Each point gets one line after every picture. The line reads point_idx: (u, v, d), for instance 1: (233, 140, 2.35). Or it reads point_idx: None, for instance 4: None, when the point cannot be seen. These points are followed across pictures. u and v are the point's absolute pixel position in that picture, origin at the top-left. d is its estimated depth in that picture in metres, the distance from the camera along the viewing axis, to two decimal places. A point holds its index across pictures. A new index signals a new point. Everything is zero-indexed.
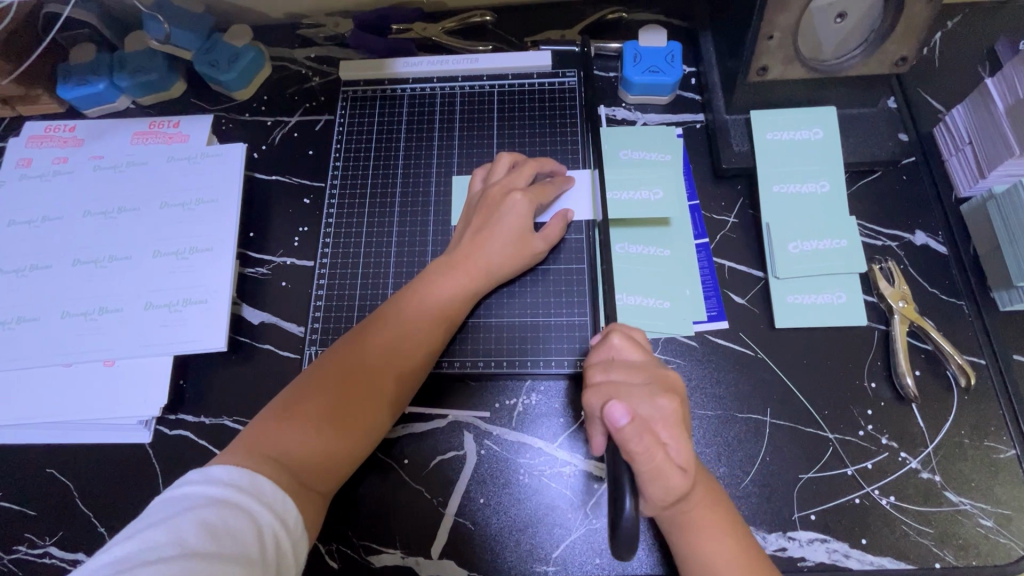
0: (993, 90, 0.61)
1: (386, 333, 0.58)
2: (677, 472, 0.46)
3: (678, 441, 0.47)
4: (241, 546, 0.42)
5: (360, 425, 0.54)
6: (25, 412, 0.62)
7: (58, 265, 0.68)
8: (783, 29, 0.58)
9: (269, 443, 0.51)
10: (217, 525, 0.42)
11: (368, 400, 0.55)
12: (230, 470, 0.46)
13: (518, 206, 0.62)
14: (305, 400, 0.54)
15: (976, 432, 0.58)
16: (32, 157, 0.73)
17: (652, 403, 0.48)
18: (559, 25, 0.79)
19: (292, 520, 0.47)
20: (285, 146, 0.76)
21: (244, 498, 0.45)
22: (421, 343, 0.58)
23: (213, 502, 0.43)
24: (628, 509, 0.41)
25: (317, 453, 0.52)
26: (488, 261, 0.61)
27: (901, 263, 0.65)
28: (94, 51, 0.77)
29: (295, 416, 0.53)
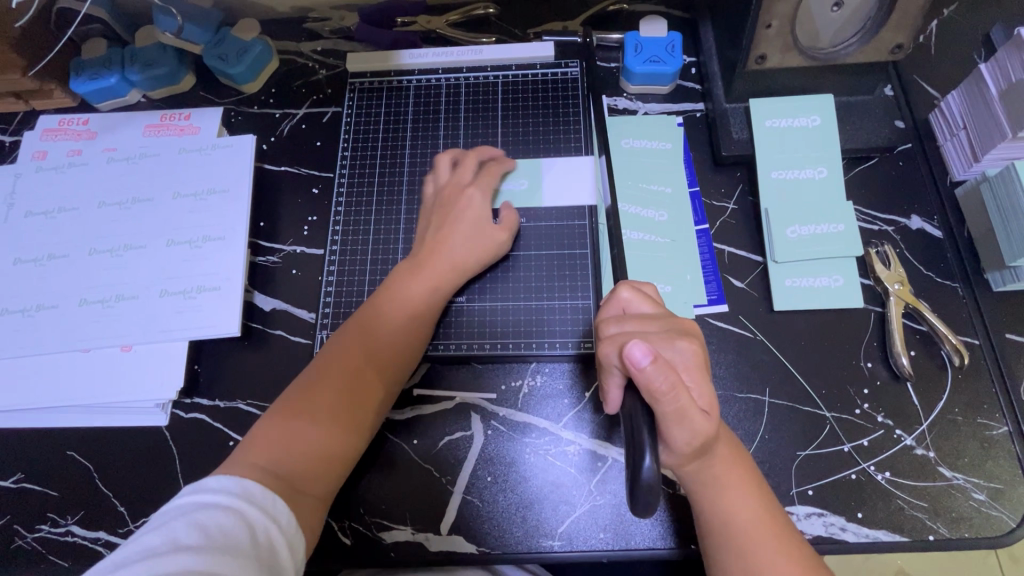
0: (987, 76, 0.63)
1: (358, 338, 0.59)
2: (703, 414, 0.48)
3: (701, 385, 0.50)
4: (236, 542, 0.43)
5: (347, 429, 0.56)
6: (45, 396, 0.64)
7: (74, 254, 0.69)
8: (781, 17, 0.60)
9: (258, 458, 0.52)
10: (211, 523, 0.44)
11: (348, 403, 0.56)
12: (219, 479, 0.48)
13: (473, 202, 0.64)
14: (285, 413, 0.55)
15: (969, 410, 0.60)
16: (46, 150, 0.75)
17: (673, 347, 0.50)
18: (561, 16, 0.80)
19: (285, 520, 0.48)
20: (293, 138, 0.77)
21: (231, 499, 0.46)
22: (393, 343, 0.59)
23: (203, 505, 0.45)
24: (647, 463, 0.42)
25: (307, 460, 0.53)
26: (451, 258, 0.62)
27: (897, 246, 0.66)
28: (105, 46, 0.79)
29: (279, 428, 0.54)
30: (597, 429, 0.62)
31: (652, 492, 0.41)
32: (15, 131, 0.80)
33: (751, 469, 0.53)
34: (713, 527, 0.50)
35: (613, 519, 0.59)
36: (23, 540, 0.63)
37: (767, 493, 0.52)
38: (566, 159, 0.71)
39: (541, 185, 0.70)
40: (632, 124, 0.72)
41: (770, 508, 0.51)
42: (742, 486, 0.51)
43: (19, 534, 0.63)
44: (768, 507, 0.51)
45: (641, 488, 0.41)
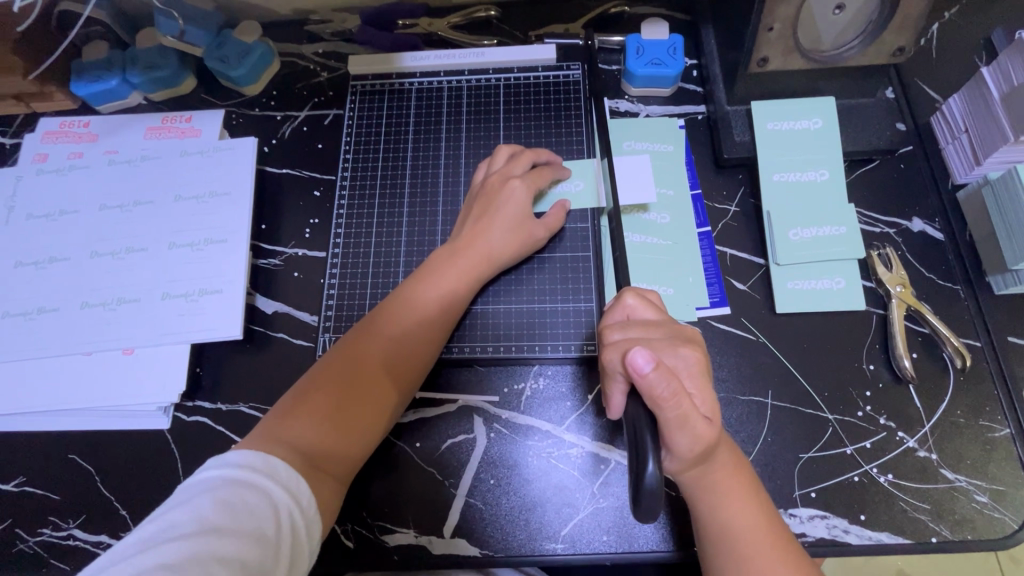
0: (988, 79, 0.63)
1: (393, 322, 0.59)
2: (705, 421, 0.48)
3: (702, 391, 0.50)
4: (257, 524, 0.43)
5: (372, 413, 0.56)
6: (46, 400, 0.64)
7: (76, 257, 0.69)
8: (783, 20, 0.60)
9: (287, 432, 0.52)
10: (234, 503, 0.44)
11: (378, 386, 0.57)
12: (246, 453, 0.48)
13: (517, 194, 0.64)
14: (317, 389, 0.55)
15: (971, 412, 0.60)
16: (48, 152, 0.75)
17: (675, 354, 0.50)
18: (563, 19, 0.80)
19: (306, 500, 0.49)
20: (295, 140, 0.77)
21: (254, 476, 0.46)
22: (427, 330, 0.60)
23: (227, 483, 0.45)
24: (651, 469, 0.42)
25: (334, 440, 0.54)
26: (488, 249, 0.63)
27: (899, 249, 0.66)
28: (106, 48, 0.79)
29: (310, 404, 0.55)
30: (601, 432, 0.62)
31: (655, 498, 0.41)
32: (15, 133, 0.80)
33: (749, 476, 0.53)
34: (712, 533, 0.50)
35: (615, 522, 0.59)
36: (24, 543, 0.62)
37: (764, 500, 0.52)
38: (569, 162, 0.71)
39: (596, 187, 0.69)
40: (634, 126, 0.72)
41: (768, 515, 0.51)
42: (742, 495, 0.51)
43: (20, 538, 0.63)
44: (766, 515, 0.51)
45: (645, 496, 0.41)
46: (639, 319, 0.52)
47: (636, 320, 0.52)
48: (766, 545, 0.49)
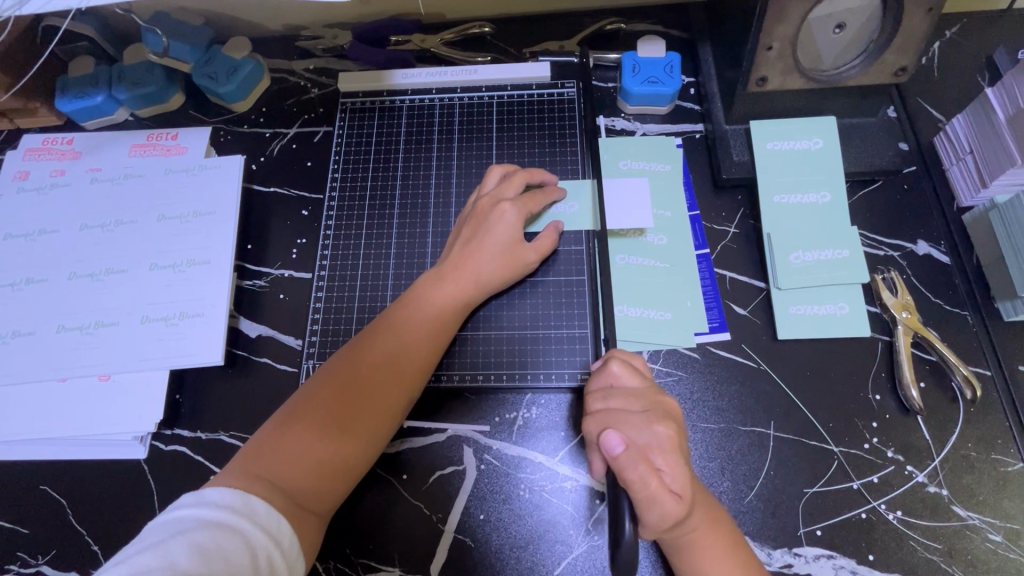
0: (993, 99, 0.61)
1: (379, 350, 0.57)
2: (674, 498, 0.47)
3: (675, 468, 0.49)
4: (234, 569, 0.42)
5: (356, 444, 0.54)
6: (17, 428, 0.62)
7: (54, 278, 0.67)
8: (782, 39, 0.59)
9: (265, 464, 0.50)
10: (211, 546, 0.42)
11: (361, 417, 0.54)
12: (228, 494, 0.46)
13: (508, 216, 0.62)
14: (298, 418, 0.53)
15: (982, 445, 0.57)
16: (29, 170, 0.73)
17: (649, 430, 0.51)
18: (557, 36, 0.79)
19: (286, 543, 0.47)
20: (283, 158, 0.76)
21: (233, 518, 0.45)
22: (416, 358, 0.58)
23: (205, 524, 0.44)
24: (628, 533, 0.43)
25: (314, 473, 0.52)
26: (477, 273, 0.61)
27: (904, 272, 0.64)
28: (92, 64, 0.77)
29: (290, 434, 0.52)
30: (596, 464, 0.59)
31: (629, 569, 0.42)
32: None
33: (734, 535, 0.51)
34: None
35: None
36: None
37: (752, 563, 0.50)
38: (563, 182, 0.69)
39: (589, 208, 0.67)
40: (629, 145, 0.70)
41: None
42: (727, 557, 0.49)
43: None
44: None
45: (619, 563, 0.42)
46: (620, 390, 0.54)
47: (617, 391, 0.54)
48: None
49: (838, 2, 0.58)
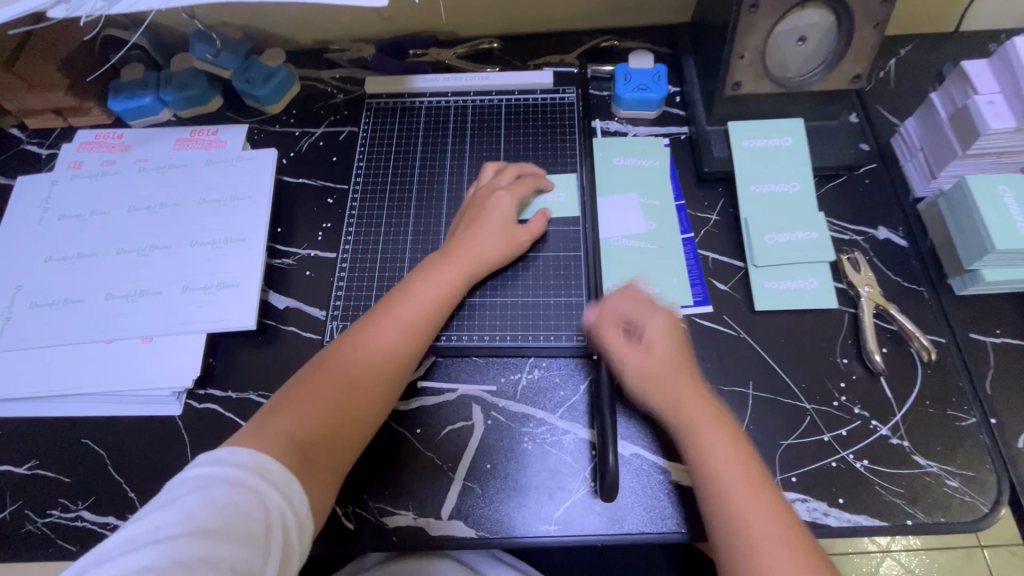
0: (937, 103, 0.70)
1: (386, 321, 0.63)
2: (643, 355, 0.60)
3: (651, 334, 0.61)
4: (247, 525, 0.46)
5: (366, 405, 0.59)
6: (65, 382, 0.68)
7: (103, 253, 0.74)
8: (752, 49, 0.68)
9: (283, 423, 0.55)
10: (223, 504, 0.46)
11: (370, 381, 0.60)
12: (241, 453, 0.50)
13: (503, 203, 0.70)
14: (312, 382, 0.58)
15: (939, 402, 0.64)
16: (83, 160, 0.82)
17: (629, 311, 0.63)
18: (558, 51, 0.89)
19: (298, 501, 0.51)
20: (311, 153, 0.84)
21: (246, 477, 0.49)
22: (420, 329, 0.64)
23: (220, 484, 0.47)
24: (612, 462, 0.58)
25: (327, 432, 0.56)
26: (476, 254, 0.68)
27: (867, 254, 0.72)
28: (142, 70, 0.86)
29: (306, 396, 0.57)
30: (592, 419, 0.65)
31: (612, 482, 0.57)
32: (53, 145, 0.87)
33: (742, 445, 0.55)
34: (709, 500, 0.52)
35: (607, 505, 0.61)
36: (33, 524, 0.64)
37: (762, 471, 0.54)
38: (552, 175, 0.78)
39: (586, 195, 0.75)
40: (619, 145, 0.79)
41: (763, 482, 0.52)
42: (738, 460, 0.53)
43: (29, 519, 0.64)
44: (762, 482, 0.52)
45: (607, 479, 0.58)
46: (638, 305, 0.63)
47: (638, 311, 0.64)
48: (753, 481, 0.52)
49: (799, 19, 0.67)
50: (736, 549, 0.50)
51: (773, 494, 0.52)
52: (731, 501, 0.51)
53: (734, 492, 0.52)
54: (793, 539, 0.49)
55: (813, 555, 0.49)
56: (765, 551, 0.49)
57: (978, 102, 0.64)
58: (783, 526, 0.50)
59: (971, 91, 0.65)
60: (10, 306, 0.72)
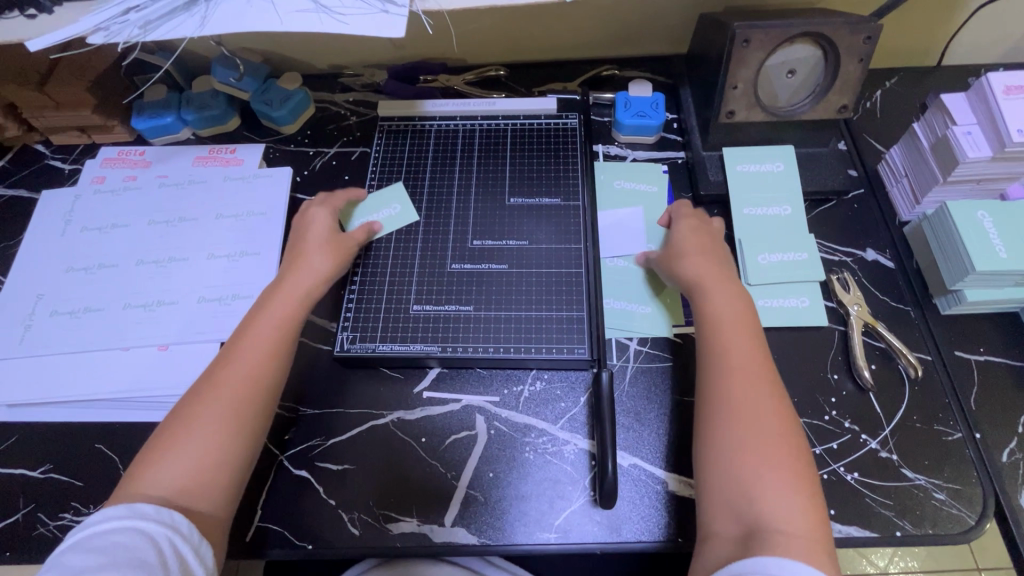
0: (919, 132, 0.74)
1: (241, 348, 0.62)
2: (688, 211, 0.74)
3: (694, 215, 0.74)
4: (132, 558, 0.46)
5: (237, 430, 0.57)
6: (82, 388, 0.70)
7: (122, 264, 0.78)
8: (744, 80, 0.73)
9: (140, 476, 0.53)
10: (104, 547, 0.46)
11: (231, 407, 0.57)
12: (110, 509, 0.49)
13: (318, 219, 0.74)
14: (175, 427, 0.56)
15: (926, 418, 0.66)
16: (105, 176, 0.85)
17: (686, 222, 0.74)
18: (562, 79, 0.94)
19: (185, 527, 0.50)
20: (325, 172, 0.88)
21: (124, 519, 0.48)
22: (278, 346, 0.63)
23: (98, 533, 0.47)
24: (611, 470, 0.60)
25: (194, 471, 0.54)
26: (312, 271, 0.69)
27: (856, 274, 0.75)
28: (165, 90, 0.90)
29: (164, 444, 0.55)
30: (592, 430, 0.67)
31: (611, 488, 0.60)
32: (76, 160, 0.91)
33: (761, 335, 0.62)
34: (714, 355, 0.60)
35: (606, 513, 0.63)
36: (44, 528, 0.65)
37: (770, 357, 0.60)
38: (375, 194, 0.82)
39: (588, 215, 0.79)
40: (617, 170, 0.83)
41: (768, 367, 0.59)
42: (751, 342, 0.60)
43: (41, 522, 0.66)
44: (768, 367, 0.59)
45: (607, 485, 0.60)
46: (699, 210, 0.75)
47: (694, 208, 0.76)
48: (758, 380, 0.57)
49: (788, 54, 0.72)
50: (721, 397, 0.57)
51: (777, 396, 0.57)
52: (731, 364, 0.58)
53: (739, 359, 0.59)
54: (777, 408, 0.56)
55: (789, 428, 0.55)
56: (751, 404, 0.56)
57: (957, 132, 0.68)
58: (773, 396, 0.56)
59: (950, 121, 0.69)
60: (32, 313, 0.75)
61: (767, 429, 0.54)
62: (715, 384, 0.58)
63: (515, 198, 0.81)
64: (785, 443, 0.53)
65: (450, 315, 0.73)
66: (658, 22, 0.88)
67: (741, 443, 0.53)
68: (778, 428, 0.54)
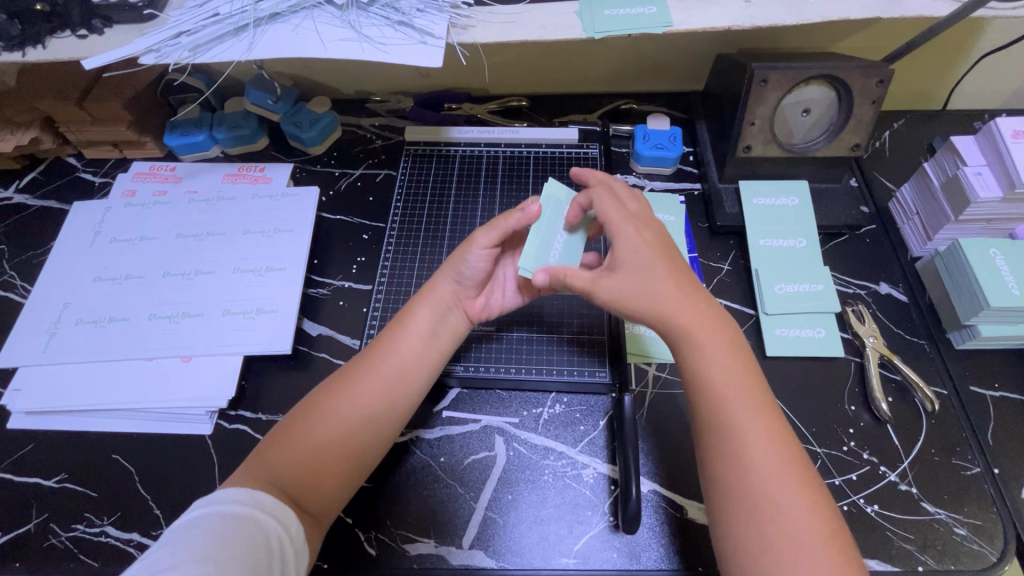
0: (930, 171, 0.76)
1: (380, 368, 0.61)
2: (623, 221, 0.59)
3: (626, 228, 0.58)
4: (251, 546, 0.47)
5: (351, 445, 0.58)
6: (102, 397, 0.70)
7: (149, 276, 0.79)
8: (762, 117, 0.76)
9: (263, 463, 0.55)
10: (225, 529, 0.48)
11: (355, 422, 0.58)
12: (232, 492, 0.51)
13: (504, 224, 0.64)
14: (300, 423, 0.58)
15: (944, 452, 0.67)
16: (136, 189, 0.87)
17: (623, 228, 0.58)
18: (582, 110, 0.97)
19: (294, 529, 0.52)
20: (350, 192, 0.90)
21: (243, 507, 0.50)
22: (409, 378, 0.62)
23: (218, 516, 0.49)
24: (633, 495, 0.60)
25: (307, 471, 0.56)
26: (450, 276, 0.66)
27: (870, 307, 0.77)
28: (198, 110, 0.93)
29: (292, 435, 0.57)
30: (611, 455, 0.67)
31: (633, 514, 0.60)
32: (107, 174, 0.94)
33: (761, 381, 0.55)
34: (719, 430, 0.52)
35: (624, 539, 0.63)
36: (57, 539, 0.65)
37: (776, 408, 0.53)
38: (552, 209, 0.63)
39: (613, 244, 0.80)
40: (540, 237, 0.61)
41: (786, 437, 0.52)
42: (753, 399, 0.53)
43: (53, 533, 0.65)
44: (784, 433, 0.52)
45: (630, 510, 0.60)
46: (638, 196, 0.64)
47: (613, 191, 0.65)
48: (775, 455, 0.50)
49: (803, 94, 0.75)
50: (742, 483, 0.50)
51: (796, 466, 0.50)
52: (743, 438, 0.51)
53: (753, 435, 0.51)
54: (803, 481, 0.49)
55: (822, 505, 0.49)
56: (774, 489, 0.49)
57: (968, 173, 0.70)
58: (798, 478, 0.49)
59: (961, 162, 0.72)
60: (58, 322, 0.76)
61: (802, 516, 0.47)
62: (732, 469, 0.50)
63: None
64: (821, 525, 0.47)
65: (473, 335, 0.74)
66: (676, 60, 0.92)
67: (775, 540, 0.47)
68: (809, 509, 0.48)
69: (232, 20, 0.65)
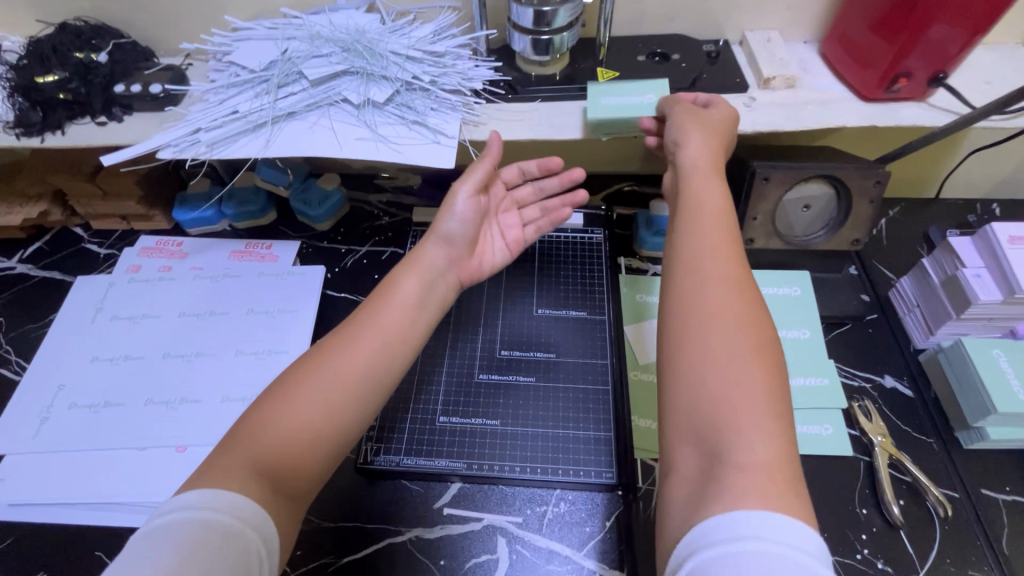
0: (928, 267, 0.78)
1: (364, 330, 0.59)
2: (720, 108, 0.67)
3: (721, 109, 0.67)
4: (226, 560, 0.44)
5: (335, 408, 0.54)
6: (92, 490, 0.68)
7: (149, 356, 0.78)
8: (763, 213, 0.78)
9: (244, 441, 0.51)
10: (195, 546, 0.44)
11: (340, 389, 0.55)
12: (205, 493, 0.47)
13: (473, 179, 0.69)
14: (279, 392, 0.54)
15: (960, 562, 0.65)
16: (141, 265, 0.88)
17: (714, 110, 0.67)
18: (586, 191, 0.99)
19: (270, 534, 0.48)
20: (355, 269, 0.90)
21: (215, 515, 0.46)
22: (396, 350, 0.59)
23: (189, 526, 0.45)
24: None
25: (288, 442, 0.52)
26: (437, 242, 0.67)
27: (876, 401, 0.76)
28: (208, 185, 0.94)
29: (276, 399, 0.54)
30: (618, 561, 0.65)
31: None
32: (111, 246, 0.93)
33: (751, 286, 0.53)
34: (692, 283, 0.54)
35: None
36: None
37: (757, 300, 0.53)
38: (648, 80, 0.73)
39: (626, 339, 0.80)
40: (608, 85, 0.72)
41: (756, 324, 0.51)
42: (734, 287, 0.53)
43: None
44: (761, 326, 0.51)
45: None
46: (704, 115, 0.66)
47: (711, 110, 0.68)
48: (740, 326, 0.50)
49: (804, 190, 0.77)
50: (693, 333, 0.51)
51: (760, 343, 0.50)
52: (706, 306, 0.52)
53: (721, 307, 0.51)
54: (758, 356, 0.49)
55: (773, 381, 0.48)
56: (718, 343, 0.49)
57: (967, 274, 0.72)
58: (751, 346, 0.49)
59: (959, 263, 0.73)
60: (51, 406, 0.74)
61: (732, 388, 0.47)
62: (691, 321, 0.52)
63: (541, 308, 0.84)
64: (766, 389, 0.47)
65: (476, 431, 0.72)
66: None
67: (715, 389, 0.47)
68: (742, 384, 0.47)
69: (250, 118, 0.67)
